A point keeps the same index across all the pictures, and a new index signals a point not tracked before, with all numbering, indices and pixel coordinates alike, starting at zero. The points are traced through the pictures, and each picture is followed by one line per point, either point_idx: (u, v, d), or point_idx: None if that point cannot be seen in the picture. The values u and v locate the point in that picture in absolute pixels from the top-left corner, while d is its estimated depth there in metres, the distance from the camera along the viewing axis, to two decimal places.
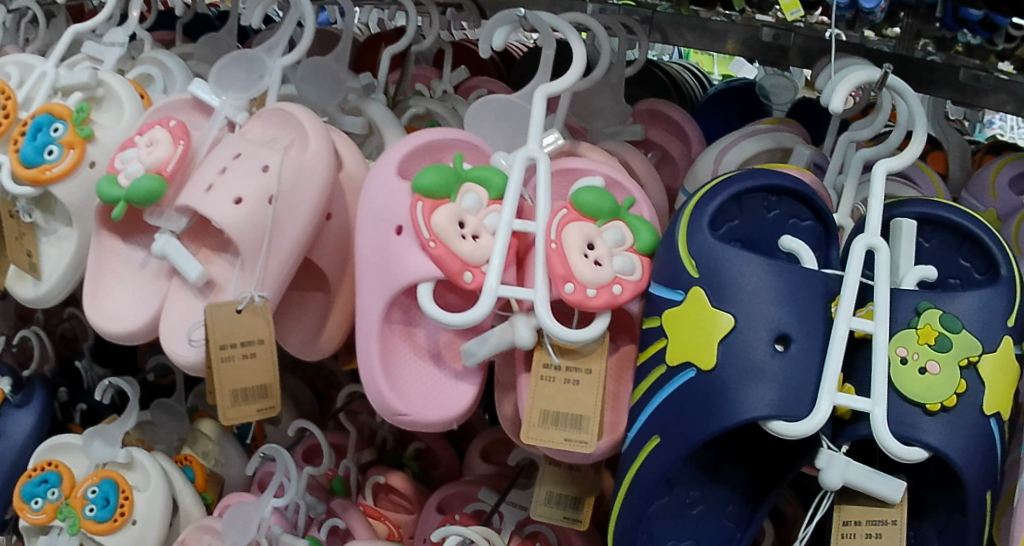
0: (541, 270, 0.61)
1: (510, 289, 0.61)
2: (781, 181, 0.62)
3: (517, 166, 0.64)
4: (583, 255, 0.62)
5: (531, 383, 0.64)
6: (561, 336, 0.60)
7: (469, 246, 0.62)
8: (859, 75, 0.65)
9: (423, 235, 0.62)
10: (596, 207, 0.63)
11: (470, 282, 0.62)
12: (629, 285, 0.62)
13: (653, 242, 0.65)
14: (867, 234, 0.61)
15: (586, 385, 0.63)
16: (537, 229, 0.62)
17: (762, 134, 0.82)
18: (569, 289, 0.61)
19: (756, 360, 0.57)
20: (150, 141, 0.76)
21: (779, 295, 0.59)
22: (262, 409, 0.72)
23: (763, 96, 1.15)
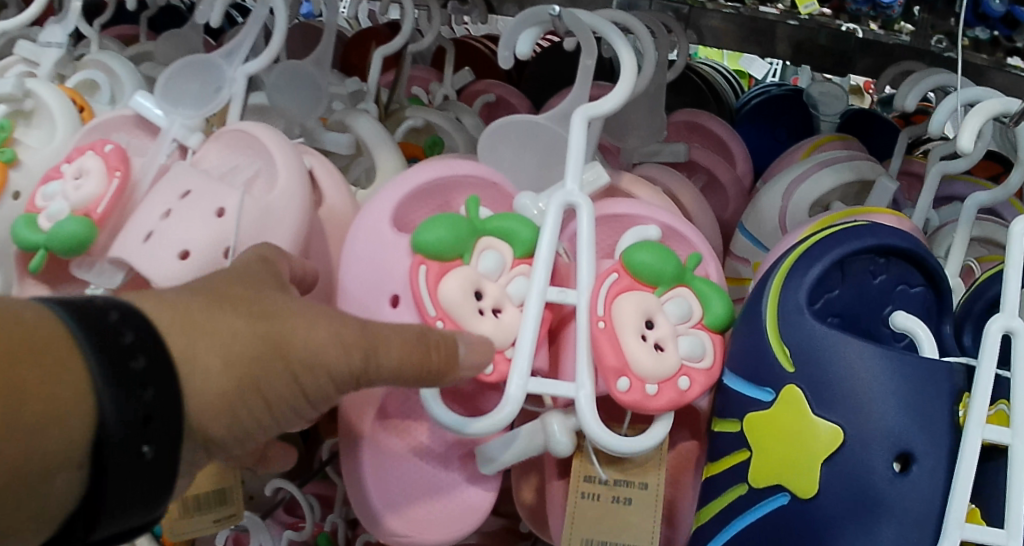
0: (585, 359, 0.46)
1: (543, 384, 0.46)
2: (894, 241, 0.47)
3: (551, 213, 0.48)
4: (641, 336, 0.46)
5: (568, 507, 0.50)
6: (610, 446, 0.46)
7: (488, 324, 0.47)
8: (993, 106, 0.50)
9: (428, 312, 0.47)
10: (656, 271, 0.48)
11: (489, 373, 0.47)
12: (697, 376, 0.48)
13: (728, 316, 0.49)
14: (1002, 313, 0.43)
15: (639, 506, 0.50)
16: (579, 301, 0.47)
17: (841, 163, 0.67)
18: (623, 386, 0.46)
19: (869, 486, 0.43)
20: (78, 171, 0.60)
21: (899, 399, 0.43)
22: (221, 518, 0.59)
23: (810, 107, 0.99)
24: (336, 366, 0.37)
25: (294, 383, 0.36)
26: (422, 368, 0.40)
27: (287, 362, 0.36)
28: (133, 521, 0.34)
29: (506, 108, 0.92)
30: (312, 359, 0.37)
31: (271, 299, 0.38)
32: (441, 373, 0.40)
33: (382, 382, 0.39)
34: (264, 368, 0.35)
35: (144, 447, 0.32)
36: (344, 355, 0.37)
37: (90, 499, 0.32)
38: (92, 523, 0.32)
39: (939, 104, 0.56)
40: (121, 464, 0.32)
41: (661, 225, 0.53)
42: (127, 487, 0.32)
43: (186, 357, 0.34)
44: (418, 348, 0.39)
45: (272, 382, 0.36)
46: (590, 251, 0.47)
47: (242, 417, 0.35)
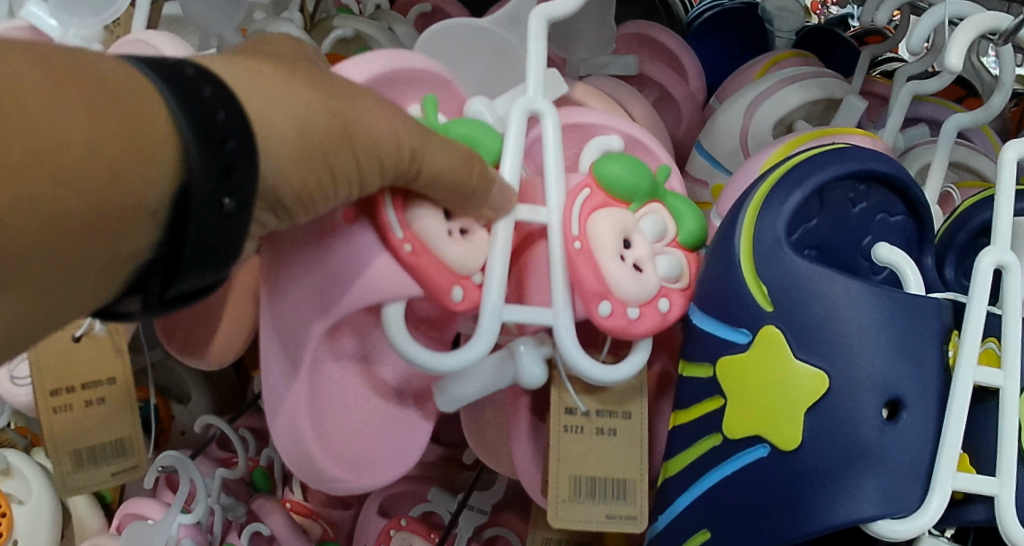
0: (561, 282, 0.42)
1: (519, 312, 0.42)
2: (879, 166, 0.44)
3: (514, 121, 0.43)
4: (620, 257, 0.43)
5: (551, 442, 0.46)
6: (593, 376, 0.43)
7: (459, 247, 0.41)
8: (984, 21, 0.47)
9: (394, 234, 0.40)
10: (631, 187, 0.44)
11: (460, 302, 0.42)
12: (676, 296, 0.45)
13: (701, 231, 0.47)
14: (995, 246, 0.43)
15: (624, 438, 0.47)
16: (551, 219, 0.43)
17: (807, 79, 0.63)
18: (605, 311, 0.42)
19: (855, 436, 0.40)
20: None
21: (888, 339, 0.40)
22: (121, 471, 0.57)
23: (765, 22, 0.94)
24: (388, 153, 0.36)
25: (352, 158, 0.35)
26: (465, 182, 0.39)
27: (350, 143, 0.34)
28: (203, 280, 0.31)
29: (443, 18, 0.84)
30: (369, 145, 0.35)
31: (325, 74, 0.35)
32: (474, 196, 0.40)
33: (420, 184, 0.39)
34: (330, 142, 0.34)
35: (226, 199, 0.29)
36: (395, 147, 0.36)
37: (167, 251, 0.29)
38: (171, 275, 0.30)
39: (924, 16, 0.52)
40: (205, 216, 0.29)
41: (624, 135, 0.48)
42: (204, 244, 0.29)
43: (258, 118, 0.31)
44: (465, 163, 0.39)
45: (339, 157, 0.34)
46: (558, 166, 0.43)
47: (295, 186, 0.33)
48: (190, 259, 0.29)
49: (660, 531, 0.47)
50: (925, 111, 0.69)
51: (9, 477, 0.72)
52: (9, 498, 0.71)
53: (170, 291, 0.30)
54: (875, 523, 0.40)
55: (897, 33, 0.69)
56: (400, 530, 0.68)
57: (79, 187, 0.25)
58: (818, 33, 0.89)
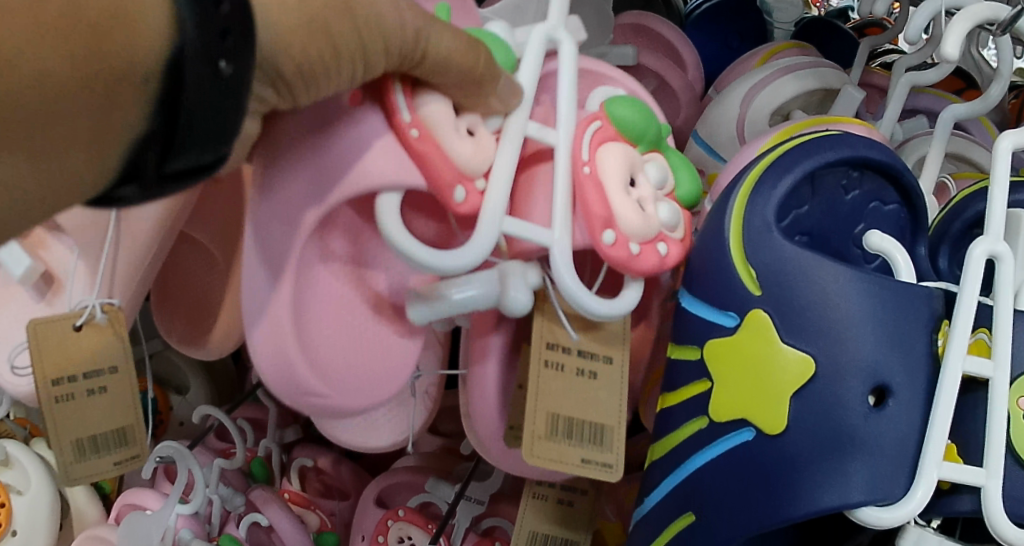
0: (563, 205, 0.42)
1: (519, 226, 0.42)
2: (873, 154, 0.44)
3: (532, 45, 0.44)
4: (625, 191, 0.43)
5: (532, 377, 0.46)
6: (589, 306, 0.43)
7: (469, 146, 0.40)
8: (982, 12, 0.46)
9: (401, 117, 0.39)
10: (638, 129, 0.45)
11: (462, 203, 0.40)
12: (675, 243, 0.45)
13: (694, 191, 0.47)
14: (988, 237, 0.43)
15: (603, 382, 0.47)
16: (559, 143, 0.43)
17: (805, 69, 0.62)
18: (608, 238, 0.42)
19: (841, 423, 0.40)
20: None
21: (877, 327, 0.41)
22: (123, 461, 0.52)
23: (764, 13, 0.93)
24: (394, 33, 0.34)
25: (357, 44, 0.33)
26: (471, 72, 0.38)
27: (353, 15, 0.32)
28: (205, 154, 0.29)
29: None
30: (373, 20, 0.33)
31: None
32: (483, 84, 0.39)
33: (425, 71, 0.37)
34: (330, 11, 0.32)
35: (224, 61, 0.27)
36: (401, 25, 0.34)
37: (165, 118, 0.27)
38: (169, 145, 0.27)
39: (922, 6, 0.52)
40: (201, 81, 0.27)
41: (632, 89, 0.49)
42: (206, 113, 0.27)
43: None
44: (471, 53, 0.38)
45: (342, 29, 0.32)
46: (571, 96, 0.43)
47: (296, 68, 0.32)
48: (189, 128, 0.27)
49: (645, 513, 0.47)
50: (923, 102, 0.69)
51: (7, 467, 0.72)
52: (8, 489, 0.72)
53: (168, 166, 0.28)
54: (859, 511, 0.40)
55: (896, 24, 0.69)
56: (398, 521, 0.68)
57: (54, 48, 0.23)
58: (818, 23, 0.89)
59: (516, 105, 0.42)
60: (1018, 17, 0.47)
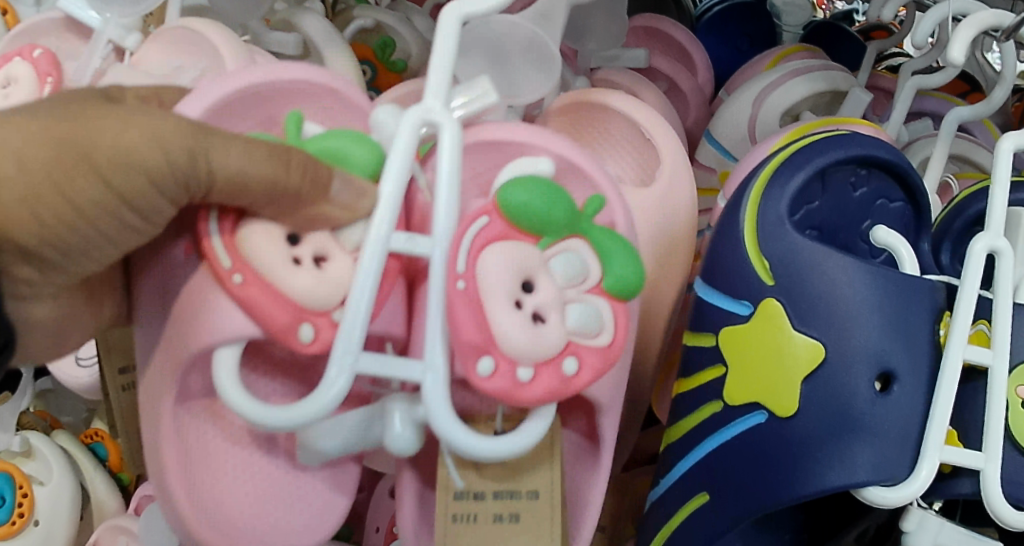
0: (439, 330, 0.36)
1: (377, 361, 0.36)
2: (880, 153, 0.46)
3: (404, 135, 0.38)
4: (513, 304, 0.37)
5: (437, 533, 0.43)
6: (467, 450, 0.37)
7: (307, 277, 0.38)
8: (986, 18, 0.47)
9: (222, 266, 0.38)
10: (541, 218, 0.38)
11: (311, 342, 0.38)
12: (589, 355, 0.38)
13: (636, 280, 0.40)
14: (988, 232, 0.45)
15: (525, 524, 0.44)
16: (433, 253, 0.37)
17: (814, 72, 0.65)
18: (486, 368, 0.36)
19: (849, 408, 0.42)
20: (6, 78, 0.53)
21: (884, 317, 0.43)
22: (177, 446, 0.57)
23: (774, 16, 0.96)
24: (155, 166, 0.33)
25: (105, 190, 0.32)
26: (275, 184, 0.36)
27: (91, 164, 0.31)
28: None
29: None
30: (122, 153, 0.32)
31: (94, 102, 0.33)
32: (302, 197, 0.37)
33: (221, 192, 0.35)
34: (64, 166, 0.31)
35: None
36: (163, 155, 0.33)
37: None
38: None
39: (930, 11, 0.54)
40: None
41: (557, 156, 0.44)
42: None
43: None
44: (271, 161, 0.35)
45: (76, 183, 0.31)
46: (454, 185, 0.37)
47: (49, 235, 0.32)
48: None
49: (661, 494, 0.50)
50: (928, 105, 0.71)
51: (29, 459, 0.72)
52: (31, 479, 0.72)
53: None
54: (865, 490, 0.42)
55: (903, 28, 0.71)
56: None
57: None
58: (826, 27, 0.91)
59: (365, 210, 0.39)
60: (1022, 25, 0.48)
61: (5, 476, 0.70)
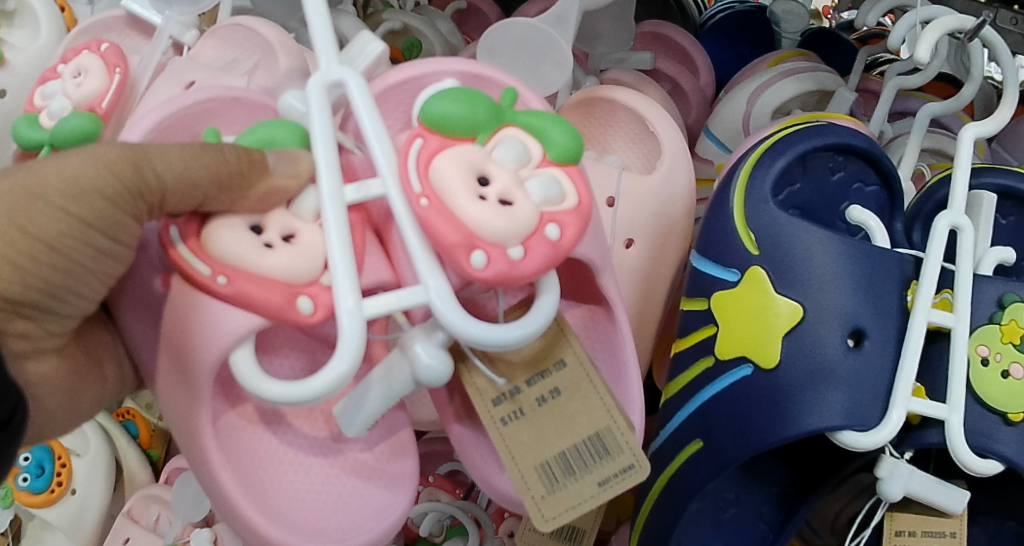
0: (421, 246, 0.39)
1: (381, 302, 0.38)
2: (854, 140, 0.52)
3: (314, 96, 0.41)
4: (477, 196, 0.39)
5: (497, 442, 0.45)
6: (491, 343, 0.39)
7: (282, 255, 0.40)
8: (949, 21, 0.53)
9: (201, 273, 0.40)
10: (468, 120, 0.41)
11: (313, 312, 0.40)
12: (567, 219, 0.41)
13: (573, 143, 0.43)
14: (950, 211, 0.51)
15: (568, 393, 0.46)
16: (387, 190, 0.40)
17: (803, 73, 0.71)
18: (480, 259, 0.38)
19: (822, 360, 0.48)
20: (78, 70, 0.56)
21: (853, 282, 0.49)
22: None
23: (773, 23, 1.01)
24: (103, 185, 0.36)
25: (70, 219, 0.35)
26: (217, 174, 0.38)
27: (49, 201, 0.35)
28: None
29: (481, 17, 0.87)
30: (70, 183, 0.35)
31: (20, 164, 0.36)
32: (246, 180, 0.40)
33: (173, 197, 0.38)
34: (22, 208, 0.34)
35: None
36: (110, 175, 0.36)
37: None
38: None
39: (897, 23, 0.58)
40: None
41: (462, 74, 0.49)
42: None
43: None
44: (210, 156, 0.38)
45: (37, 220, 0.34)
46: (380, 129, 0.41)
47: (34, 281, 0.36)
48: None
49: (658, 447, 0.55)
50: (911, 105, 0.77)
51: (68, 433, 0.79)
52: (69, 451, 0.78)
53: None
54: (840, 434, 0.48)
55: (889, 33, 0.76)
56: None
57: None
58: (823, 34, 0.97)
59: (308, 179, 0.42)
60: (983, 26, 0.53)
61: (45, 448, 0.77)
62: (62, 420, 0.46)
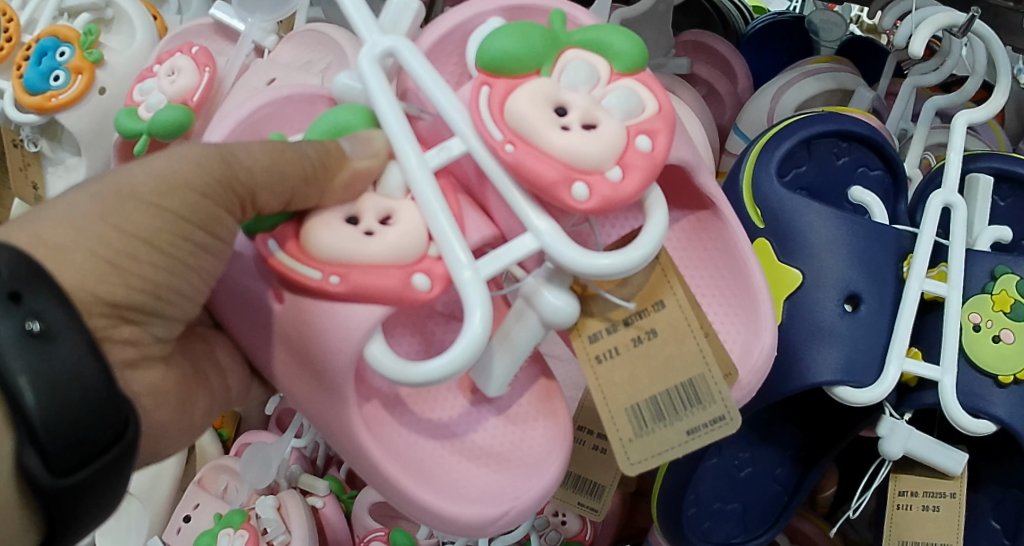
0: (520, 196, 0.45)
1: (493, 262, 0.44)
2: (856, 127, 0.58)
3: (371, 72, 0.47)
4: (561, 128, 0.45)
5: (592, 379, 0.50)
6: (612, 269, 0.44)
7: (378, 244, 0.45)
8: (942, 18, 0.60)
9: (315, 279, 0.45)
10: (527, 56, 0.46)
11: (431, 287, 0.45)
12: (652, 126, 0.47)
13: (637, 51, 0.49)
14: (944, 190, 0.56)
15: (665, 335, 0.50)
16: (471, 145, 0.45)
17: (822, 73, 0.75)
18: (583, 190, 0.44)
19: (821, 321, 0.54)
20: (171, 69, 0.66)
21: (851, 251, 0.55)
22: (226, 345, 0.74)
23: (810, 33, 0.96)
24: (194, 180, 0.40)
25: (163, 214, 0.39)
26: (302, 169, 0.43)
27: (141, 199, 0.39)
28: (97, 435, 0.35)
29: None
30: (160, 180, 0.39)
31: (105, 174, 0.40)
32: (326, 166, 0.44)
33: (260, 190, 0.42)
34: (115, 208, 0.38)
35: (33, 323, 0.33)
36: (200, 170, 0.40)
37: (20, 421, 0.33)
38: (32, 435, 0.33)
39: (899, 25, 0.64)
40: (21, 346, 0.33)
41: (504, 9, 0.54)
42: (57, 403, 0.33)
43: (47, 245, 0.37)
44: (282, 151, 0.43)
45: (132, 218, 0.38)
46: (445, 90, 0.46)
47: (135, 282, 0.39)
48: (46, 421, 0.33)
49: None
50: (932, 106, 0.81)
51: None
52: None
53: (61, 431, 0.34)
54: (837, 389, 0.53)
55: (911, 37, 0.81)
56: None
57: None
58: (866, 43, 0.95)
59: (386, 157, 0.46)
60: (974, 22, 0.60)
61: None
62: (174, 432, 0.48)
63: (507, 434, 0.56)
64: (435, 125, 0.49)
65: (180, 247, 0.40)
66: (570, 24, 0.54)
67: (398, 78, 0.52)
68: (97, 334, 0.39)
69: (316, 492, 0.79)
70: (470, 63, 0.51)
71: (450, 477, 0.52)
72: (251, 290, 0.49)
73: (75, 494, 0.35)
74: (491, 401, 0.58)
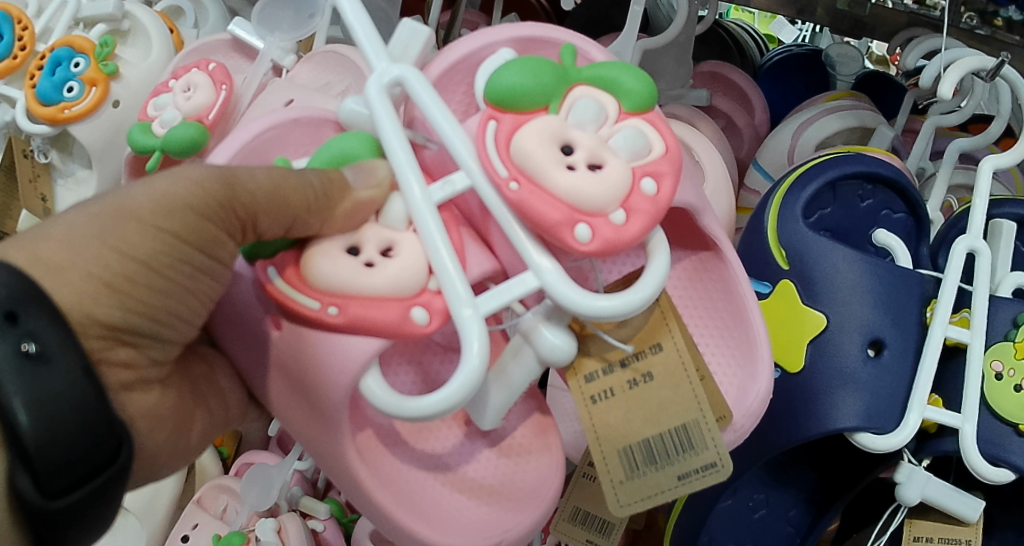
0: (521, 234, 0.44)
1: (493, 298, 0.43)
2: (881, 169, 0.57)
3: (377, 99, 0.46)
4: (566, 167, 0.44)
5: (585, 418, 0.49)
6: (611, 312, 0.43)
7: (381, 274, 0.44)
8: (971, 62, 0.59)
9: (313, 307, 0.44)
10: (534, 91, 0.46)
11: (428, 321, 0.44)
12: (658, 166, 0.46)
13: (645, 89, 0.48)
14: (968, 235, 0.55)
15: (661, 378, 0.49)
16: (474, 180, 0.45)
17: (845, 111, 0.75)
18: (585, 232, 0.43)
19: (843, 368, 0.54)
20: (187, 85, 0.65)
21: (873, 296, 0.54)
22: None
23: (827, 66, 0.95)
24: (193, 200, 0.39)
25: (162, 235, 0.38)
26: (305, 196, 0.42)
27: (141, 220, 0.38)
28: (90, 460, 0.34)
29: None
30: (159, 201, 0.38)
31: (102, 194, 0.39)
32: (329, 196, 0.43)
33: (262, 216, 0.41)
34: (114, 229, 0.37)
35: (29, 344, 0.32)
36: (200, 192, 0.39)
37: (12, 444, 0.32)
38: (24, 456, 0.32)
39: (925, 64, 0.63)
40: (16, 368, 0.32)
41: (515, 40, 0.53)
42: (50, 425, 0.32)
43: (44, 263, 0.35)
44: (283, 177, 0.42)
45: (133, 240, 0.37)
46: (451, 120, 0.45)
47: (132, 304, 0.38)
48: (39, 442, 0.32)
49: None
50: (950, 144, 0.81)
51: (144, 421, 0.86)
52: None
53: (51, 456, 0.32)
54: (858, 435, 0.52)
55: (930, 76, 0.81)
56: None
57: None
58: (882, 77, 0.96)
59: (388, 189, 0.46)
60: (1003, 66, 0.60)
61: None
62: (168, 455, 0.47)
63: (501, 467, 0.55)
64: (441, 156, 0.49)
65: (179, 272, 0.40)
66: (582, 59, 0.54)
67: (405, 107, 0.50)
68: (95, 356, 0.38)
69: (317, 516, 0.78)
70: (478, 95, 0.51)
71: (437, 513, 0.51)
72: (241, 316, 0.48)
73: (67, 517, 0.34)
74: (485, 433, 0.57)
